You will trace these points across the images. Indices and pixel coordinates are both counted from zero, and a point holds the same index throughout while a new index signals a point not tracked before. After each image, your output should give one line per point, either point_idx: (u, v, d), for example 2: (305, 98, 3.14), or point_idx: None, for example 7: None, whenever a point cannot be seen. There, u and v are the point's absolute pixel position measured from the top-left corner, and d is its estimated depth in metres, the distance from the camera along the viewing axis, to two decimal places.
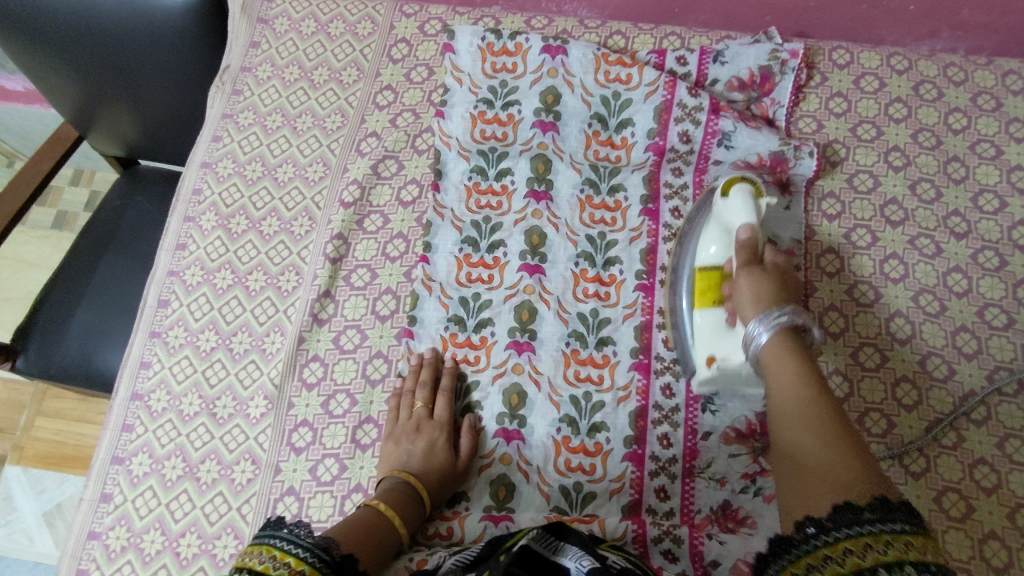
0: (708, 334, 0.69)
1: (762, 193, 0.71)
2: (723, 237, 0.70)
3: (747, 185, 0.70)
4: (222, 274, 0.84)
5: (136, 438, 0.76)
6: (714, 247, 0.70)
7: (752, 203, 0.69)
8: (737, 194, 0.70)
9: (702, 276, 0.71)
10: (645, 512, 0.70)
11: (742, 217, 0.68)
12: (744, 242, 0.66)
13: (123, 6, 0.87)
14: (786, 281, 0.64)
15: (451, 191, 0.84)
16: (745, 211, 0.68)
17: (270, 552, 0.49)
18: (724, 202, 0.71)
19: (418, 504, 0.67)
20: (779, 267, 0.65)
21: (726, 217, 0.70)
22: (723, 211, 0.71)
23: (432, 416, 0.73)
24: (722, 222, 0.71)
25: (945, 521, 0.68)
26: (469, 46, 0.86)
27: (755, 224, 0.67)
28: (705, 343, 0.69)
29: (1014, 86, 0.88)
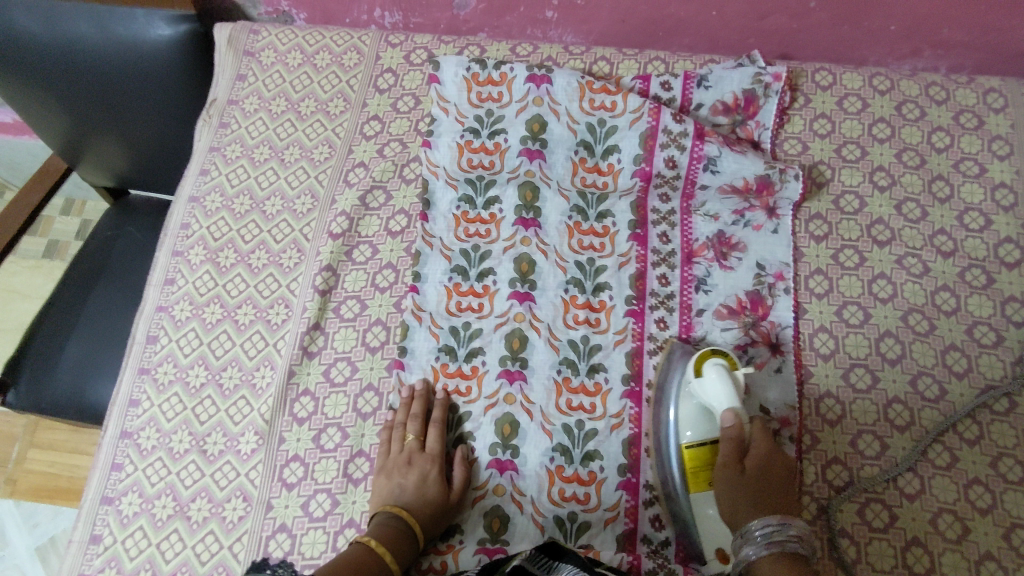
0: (711, 526, 0.67)
1: (735, 364, 0.70)
2: (704, 418, 0.70)
3: (719, 359, 0.69)
4: (211, 308, 0.84)
5: (125, 477, 0.76)
6: (693, 429, 0.70)
7: (728, 378, 0.67)
8: (710, 369, 0.68)
9: (689, 459, 0.69)
10: (641, 541, 0.70)
11: (721, 396, 0.67)
12: (729, 432, 0.66)
13: (108, 38, 0.88)
14: (771, 475, 0.66)
15: (440, 220, 0.85)
16: (724, 392, 0.67)
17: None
18: (700, 382, 0.69)
19: (412, 538, 0.66)
20: (762, 460, 0.66)
21: (703, 397, 0.69)
22: (700, 392, 0.69)
23: (424, 449, 0.72)
24: (700, 401, 0.70)
25: (941, 543, 0.68)
26: (454, 76, 0.87)
27: (736, 406, 0.67)
28: (708, 536, 0.67)
29: (995, 104, 0.88)
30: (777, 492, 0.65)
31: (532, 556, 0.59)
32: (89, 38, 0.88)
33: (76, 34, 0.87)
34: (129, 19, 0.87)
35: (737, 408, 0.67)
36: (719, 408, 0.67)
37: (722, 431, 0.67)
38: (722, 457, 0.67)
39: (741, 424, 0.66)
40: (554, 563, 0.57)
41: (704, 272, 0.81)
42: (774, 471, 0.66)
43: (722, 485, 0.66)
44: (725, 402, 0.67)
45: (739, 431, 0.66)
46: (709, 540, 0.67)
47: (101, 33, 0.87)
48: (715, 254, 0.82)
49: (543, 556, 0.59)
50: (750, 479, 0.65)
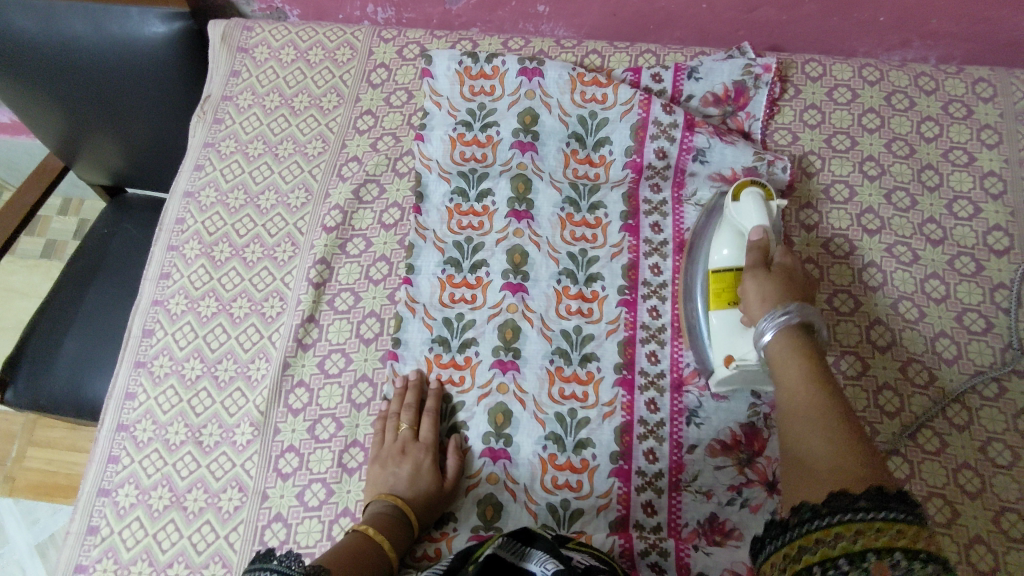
0: (727, 333, 0.70)
1: (772, 197, 0.73)
2: (736, 240, 0.72)
3: (756, 189, 0.73)
4: (206, 301, 0.84)
5: (122, 469, 0.76)
6: (727, 249, 0.72)
7: (764, 205, 0.71)
8: (749, 197, 0.72)
9: (715, 277, 0.72)
10: (633, 527, 0.71)
11: (755, 218, 0.71)
12: (755, 245, 0.68)
13: (103, 36, 0.88)
14: (795, 279, 0.65)
15: (433, 212, 0.85)
16: (759, 214, 0.71)
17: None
18: (737, 206, 0.73)
19: (407, 526, 0.67)
20: (786, 267, 0.65)
21: (738, 220, 0.72)
22: (736, 215, 0.73)
23: (418, 438, 0.73)
24: (735, 225, 0.73)
25: (931, 527, 0.69)
26: (446, 70, 0.87)
27: (767, 227, 0.70)
28: (722, 341, 0.70)
29: (984, 94, 0.89)
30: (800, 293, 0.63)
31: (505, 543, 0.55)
32: (84, 36, 0.88)
33: (72, 32, 0.88)
34: (124, 18, 0.87)
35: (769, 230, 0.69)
36: (750, 229, 0.71)
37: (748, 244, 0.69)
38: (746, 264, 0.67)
39: (769, 240, 0.69)
40: (526, 549, 0.54)
41: None
42: (799, 274, 0.65)
43: (747, 284, 0.66)
44: (756, 224, 0.70)
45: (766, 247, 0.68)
46: (722, 345, 0.70)
47: (96, 30, 0.88)
48: None
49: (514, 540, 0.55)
50: (772, 275, 0.64)
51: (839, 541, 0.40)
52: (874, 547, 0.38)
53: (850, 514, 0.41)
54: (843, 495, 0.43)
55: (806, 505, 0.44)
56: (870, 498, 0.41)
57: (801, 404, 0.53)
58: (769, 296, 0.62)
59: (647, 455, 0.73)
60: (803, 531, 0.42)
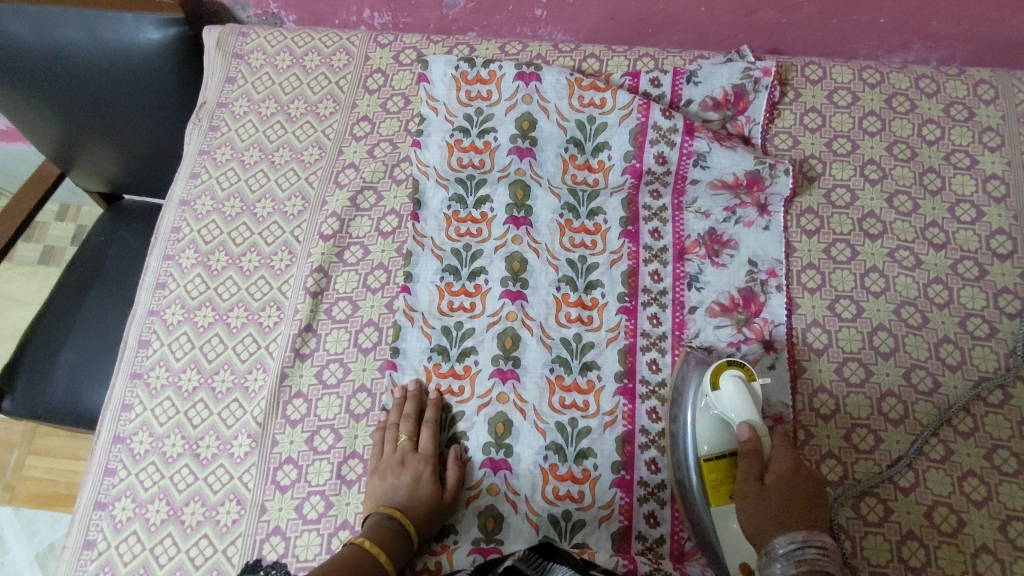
0: (733, 540, 0.64)
1: (753, 374, 0.67)
2: (722, 429, 0.67)
3: (735, 369, 0.67)
4: (202, 311, 0.83)
5: (119, 482, 0.76)
6: (711, 439, 0.66)
7: (745, 388, 0.65)
8: (726, 380, 0.66)
9: (706, 469, 0.66)
10: (635, 538, 0.70)
11: (737, 407, 0.65)
12: (746, 446, 0.63)
13: (97, 43, 0.88)
14: (797, 487, 0.61)
15: (431, 220, 0.85)
16: (741, 403, 0.64)
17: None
18: (717, 391, 0.66)
19: (405, 538, 0.66)
20: (784, 473, 0.62)
21: (720, 407, 0.66)
22: (717, 401, 0.66)
23: (418, 449, 0.72)
24: (715, 413, 0.67)
25: (936, 536, 0.68)
26: (443, 76, 0.86)
27: (753, 417, 0.64)
28: (727, 552, 0.64)
29: (986, 96, 0.88)
30: (803, 510, 0.59)
31: (525, 556, 0.59)
32: (79, 44, 0.87)
33: (66, 40, 0.87)
34: (119, 24, 0.87)
35: (755, 419, 0.64)
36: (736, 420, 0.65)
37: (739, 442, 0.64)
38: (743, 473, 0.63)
39: (759, 435, 0.64)
40: (546, 564, 0.58)
41: (697, 269, 0.81)
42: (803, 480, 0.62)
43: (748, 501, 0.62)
44: (742, 413, 0.64)
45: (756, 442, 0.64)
46: (731, 554, 0.64)
47: (91, 37, 0.87)
48: (706, 251, 0.82)
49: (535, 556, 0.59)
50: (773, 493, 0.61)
51: None
52: None
53: None
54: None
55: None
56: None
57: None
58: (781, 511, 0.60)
59: (649, 466, 0.72)
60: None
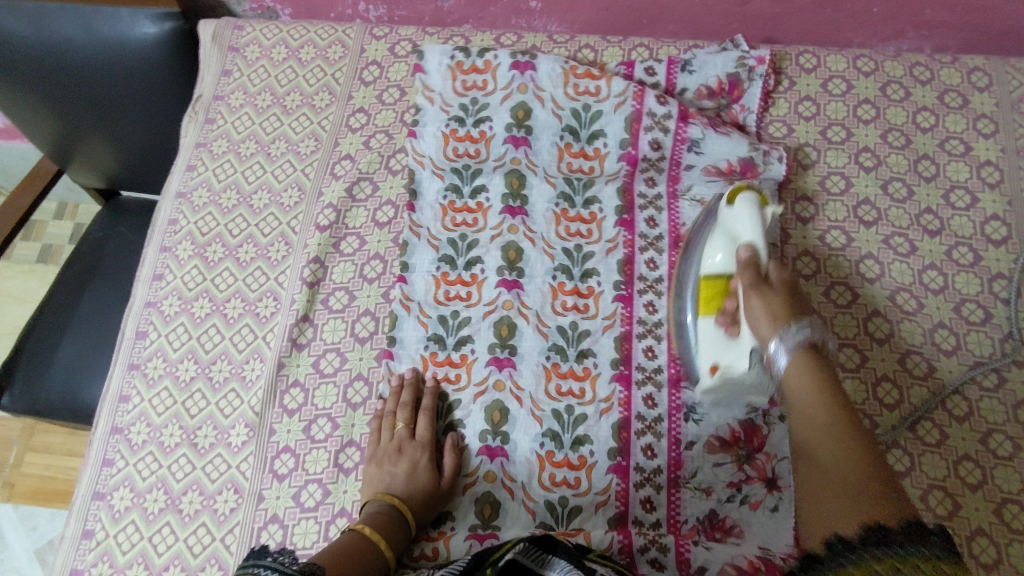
0: (714, 342, 0.68)
1: (767, 203, 0.70)
2: (728, 245, 0.68)
3: (751, 195, 0.69)
4: (199, 302, 0.84)
5: (116, 472, 0.76)
6: (719, 255, 0.68)
7: (758, 213, 0.68)
8: (743, 203, 0.69)
9: (706, 285, 0.70)
10: (632, 523, 0.70)
11: (748, 230, 0.67)
12: (745, 260, 0.65)
13: (93, 38, 0.88)
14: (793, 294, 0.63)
15: (427, 209, 0.85)
16: (748, 223, 0.67)
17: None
18: (730, 211, 0.69)
19: (404, 525, 0.66)
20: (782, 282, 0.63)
21: (729, 225, 0.69)
22: (728, 220, 0.69)
23: (415, 436, 0.72)
24: (726, 231, 0.69)
25: (932, 519, 0.68)
26: (439, 66, 0.87)
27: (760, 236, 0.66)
28: (710, 353, 0.69)
29: (979, 83, 0.88)
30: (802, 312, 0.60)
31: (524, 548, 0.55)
32: (75, 38, 0.88)
33: (63, 36, 0.87)
34: (114, 19, 0.87)
35: (759, 242, 0.66)
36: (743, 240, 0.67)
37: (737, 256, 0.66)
38: (742, 283, 0.64)
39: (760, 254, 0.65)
40: (546, 557, 0.54)
41: None
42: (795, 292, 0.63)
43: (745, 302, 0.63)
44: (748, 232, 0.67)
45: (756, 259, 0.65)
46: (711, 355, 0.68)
47: (86, 32, 0.87)
48: None
49: (535, 548, 0.56)
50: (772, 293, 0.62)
51: None
52: None
53: (887, 549, 0.42)
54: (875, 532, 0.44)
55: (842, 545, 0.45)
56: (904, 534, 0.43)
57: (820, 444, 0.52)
58: (778, 313, 0.60)
59: (645, 450, 0.73)
60: (838, 566, 0.43)
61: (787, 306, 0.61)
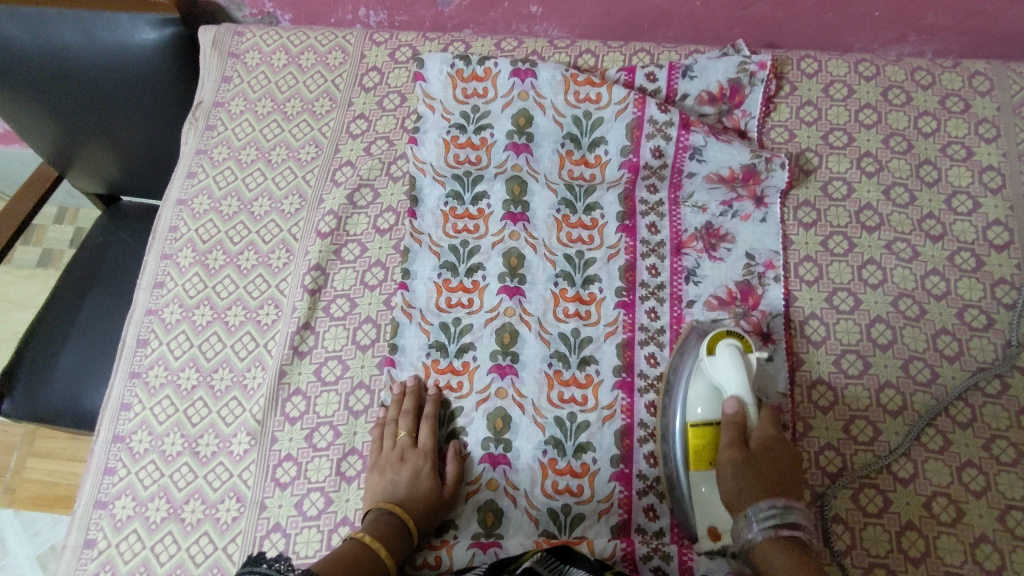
0: (708, 501, 0.67)
1: (750, 347, 0.71)
2: (712, 398, 0.70)
3: (732, 342, 0.70)
4: (201, 310, 0.84)
5: (118, 481, 0.76)
6: (703, 406, 0.70)
7: (742, 363, 0.69)
8: (724, 352, 0.70)
9: (692, 436, 0.69)
10: (635, 531, 0.70)
11: (733, 381, 0.69)
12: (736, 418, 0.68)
13: (92, 44, 0.88)
14: (775, 459, 0.65)
15: (428, 216, 0.85)
16: (734, 379, 0.69)
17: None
18: (712, 361, 0.70)
19: (406, 533, 0.66)
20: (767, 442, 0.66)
21: (714, 377, 0.70)
22: (711, 372, 0.70)
23: (417, 445, 0.72)
24: (710, 381, 0.70)
25: (936, 526, 0.68)
26: (439, 74, 0.86)
27: (746, 393, 0.69)
28: (702, 514, 0.67)
29: (981, 88, 0.88)
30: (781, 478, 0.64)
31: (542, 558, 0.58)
32: (74, 45, 0.87)
33: (62, 42, 0.87)
34: (114, 25, 0.87)
35: (746, 396, 0.69)
36: (729, 394, 0.69)
37: (726, 416, 0.68)
38: (729, 446, 0.67)
39: (747, 412, 0.68)
40: (564, 567, 0.56)
41: (694, 263, 0.81)
42: (778, 452, 0.66)
43: (730, 465, 0.66)
44: (734, 389, 0.69)
45: (744, 416, 0.68)
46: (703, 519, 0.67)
47: (86, 38, 0.87)
48: (703, 245, 0.82)
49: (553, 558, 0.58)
50: (757, 456, 0.65)
51: None
52: None
53: None
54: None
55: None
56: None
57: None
58: (759, 483, 0.64)
59: (649, 458, 0.73)
60: None
61: (766, 474, 0.64)
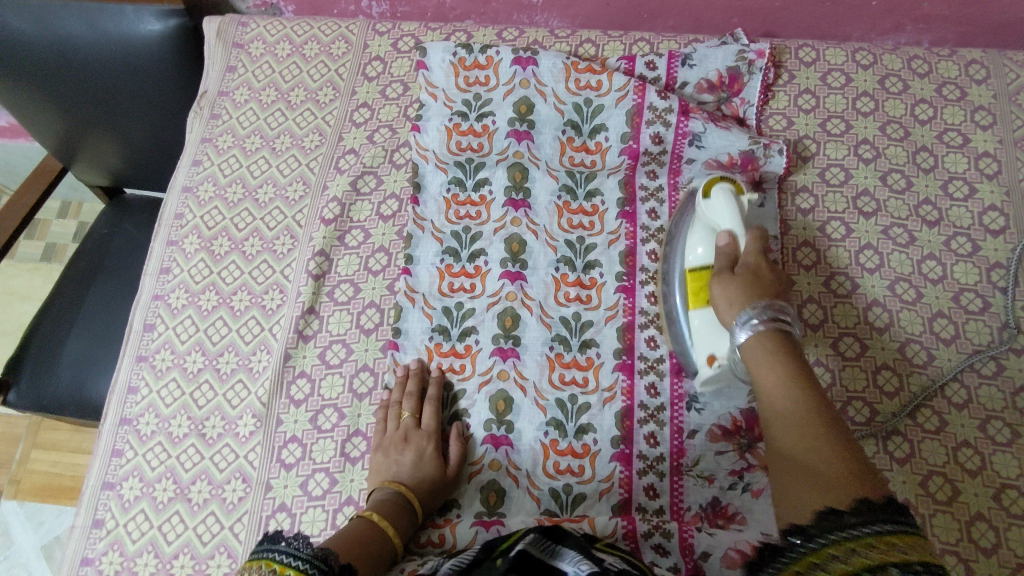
0: (705, 330, 0.69)
1: (743, 190, 0.72)
2: (709, 238, 0.71)
3: (727, 184, 0.71)
4: (206, 295, 0.85)
5: (126, 463, 0.77)
6: (701, 248, 0.71)
7: (735, 203, 0.69)
8: (719, 193, 0.70)
9: (693, 277, 0.71)
10: (636, 510, 0.71)
11: (724, 217, 0.69)
12: (725, 248, 0.67)
13: (98, 35, 0.89)
14: (761, 280, 0.64)
15: (431, 203, 0.86)
16: (727, 213, 0.69)
17: (269, 567, 0.48)
18: (708, 203, 0.71)
19: (411, 513, 0.67)
20: (753, 271, 0.65)
21: (710, 217, 0.71)
22: (708, 213, 0.71)
23: (420, 425, 0.73)
24: (708, 223, 0.72)
25: (932, 505, 0.69)
26: (441, 62, 0.87)
27: (738, 228, 0.68)
28: (703, 343, 0.69)
29: (977, 76, 0.89)
30: (764, 291, 0.62)
31: (534, 539, 0.53)
32: (81, 37, 0.89)
33: (67, 33, 0.88)
34: (120, 16, 0.88)
35: (738, 228, 0.68)
36: (722, 228, 0.69)
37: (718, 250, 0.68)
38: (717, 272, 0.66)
39: (739, 242, 0.68)
40: (557, 548, 0.51)
41: None
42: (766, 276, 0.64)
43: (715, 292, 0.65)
44: (726, 225, 0.69)
45: (736, 247, 0.67)
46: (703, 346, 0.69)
47: (91, 29, 0.88)
48: None
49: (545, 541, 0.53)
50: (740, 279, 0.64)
51: (855, 556, 0.41)
52: (868, 565, 0.40)
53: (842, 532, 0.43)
54: (831, 515, 0.44)
55: (801, 533, 0.45)
56: (859, 514, 0.43)
57: (780, 418, 0.53)
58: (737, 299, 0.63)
59: (649, 438, 0.74)
60: (797, 557, 0.44)
61: (747, 292, 0.62)
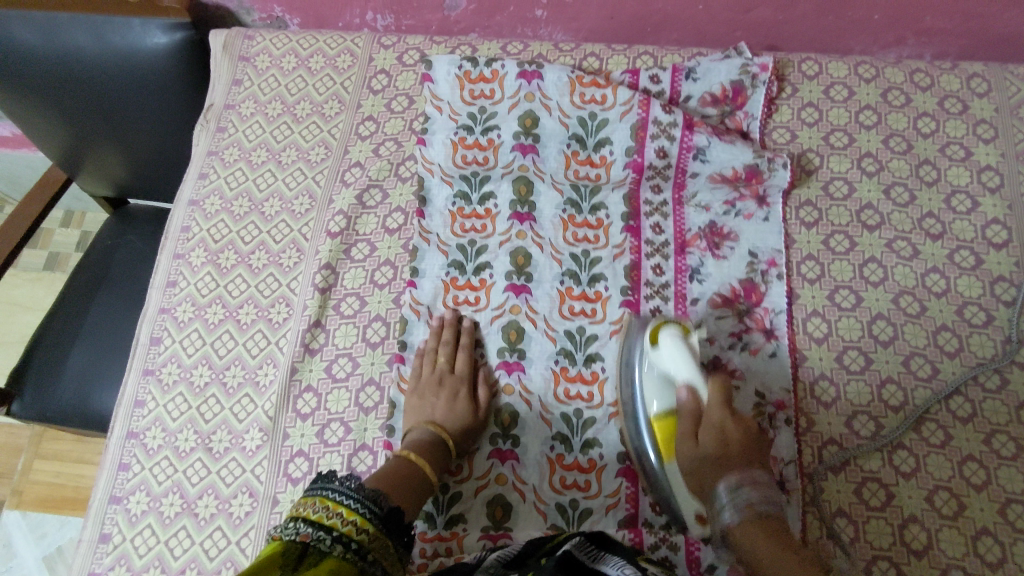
0: (685, 493, 0.66)
1: (688, 329, 0.70)
2: (666, 385, 0.68)
3: (673, 328, 0.69)
4: (213, 309, 0.85)
5: (133, 477, 0.77)
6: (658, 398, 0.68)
7: (685, 346, 0.67)
8: (665, 339, 0.68)
9: (658, 427, 0.68)
10: (642, 524, 0.71)
11: (681, 366, 0.67)
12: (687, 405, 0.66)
13: (104, 49, 0.89)
14: (728, 443, 0.62)
15: (436, 216, 0.86)
16: (681, 363, 0.67)
17: (324, 503, 0.52)
18: (656, 351, 0.69)
19: (446, 452, 0.71)
20: (718, 430, 0.63)
21: (662, 367, 0.69)
22: (657, 360, 0.69)
23: (454, 370, 0.76)
24: (660, 371, 0.69)
25: (937, 520, 0.69)
26: (446, 75, 0.88)
27: (694, 378, 0.67)
28: (685, 502, 0.66)
29: (979, 89, 0.90)
30: (735, 455, 0.62)
31: (581, 543, 0.56)
32: (87, 48, 0.89)
33: (74, 46, 0.89)
34: (126, 29, 0.88)
35: (696, 379, 0.67)
36: (678, 379, 0.68)
37: (680, 405, 0.67)
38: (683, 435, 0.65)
39: (698, 395, 0.66)
40: (602, 554, 0.54)
41: (698, 262, 0.83)
42: (731, 437, 0.63)
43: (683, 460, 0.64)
44: (684, 376, 0.67)
45: (696, 401, 0.66)
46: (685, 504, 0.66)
47: (97, 42, 0.89)
48: (706, 244, 0.84)
49: (591, 545, 0.56)
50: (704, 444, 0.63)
51: None
52: None
53: None
54: None
55: None
56: None
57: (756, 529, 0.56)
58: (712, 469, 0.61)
59: None
60: None
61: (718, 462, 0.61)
